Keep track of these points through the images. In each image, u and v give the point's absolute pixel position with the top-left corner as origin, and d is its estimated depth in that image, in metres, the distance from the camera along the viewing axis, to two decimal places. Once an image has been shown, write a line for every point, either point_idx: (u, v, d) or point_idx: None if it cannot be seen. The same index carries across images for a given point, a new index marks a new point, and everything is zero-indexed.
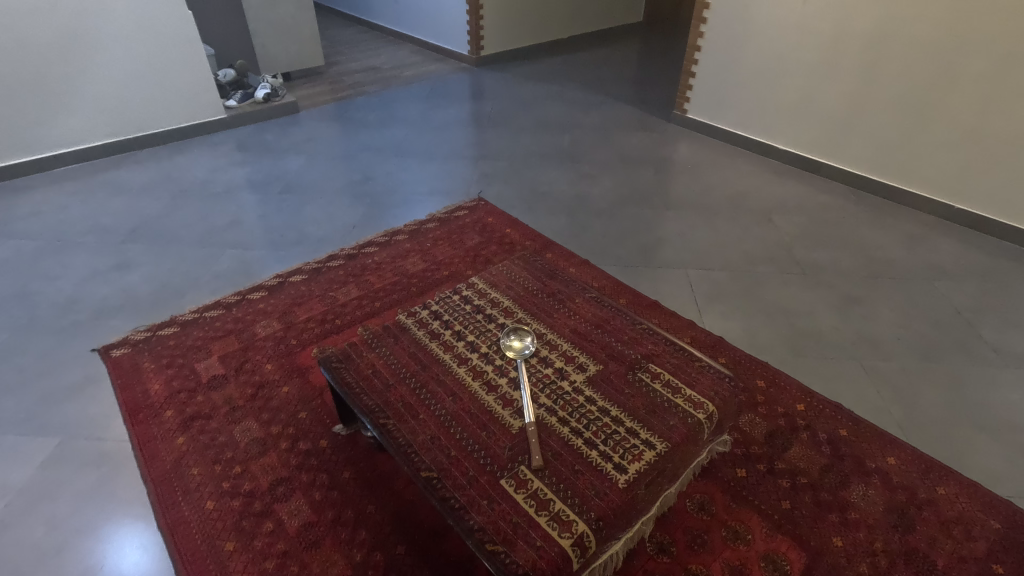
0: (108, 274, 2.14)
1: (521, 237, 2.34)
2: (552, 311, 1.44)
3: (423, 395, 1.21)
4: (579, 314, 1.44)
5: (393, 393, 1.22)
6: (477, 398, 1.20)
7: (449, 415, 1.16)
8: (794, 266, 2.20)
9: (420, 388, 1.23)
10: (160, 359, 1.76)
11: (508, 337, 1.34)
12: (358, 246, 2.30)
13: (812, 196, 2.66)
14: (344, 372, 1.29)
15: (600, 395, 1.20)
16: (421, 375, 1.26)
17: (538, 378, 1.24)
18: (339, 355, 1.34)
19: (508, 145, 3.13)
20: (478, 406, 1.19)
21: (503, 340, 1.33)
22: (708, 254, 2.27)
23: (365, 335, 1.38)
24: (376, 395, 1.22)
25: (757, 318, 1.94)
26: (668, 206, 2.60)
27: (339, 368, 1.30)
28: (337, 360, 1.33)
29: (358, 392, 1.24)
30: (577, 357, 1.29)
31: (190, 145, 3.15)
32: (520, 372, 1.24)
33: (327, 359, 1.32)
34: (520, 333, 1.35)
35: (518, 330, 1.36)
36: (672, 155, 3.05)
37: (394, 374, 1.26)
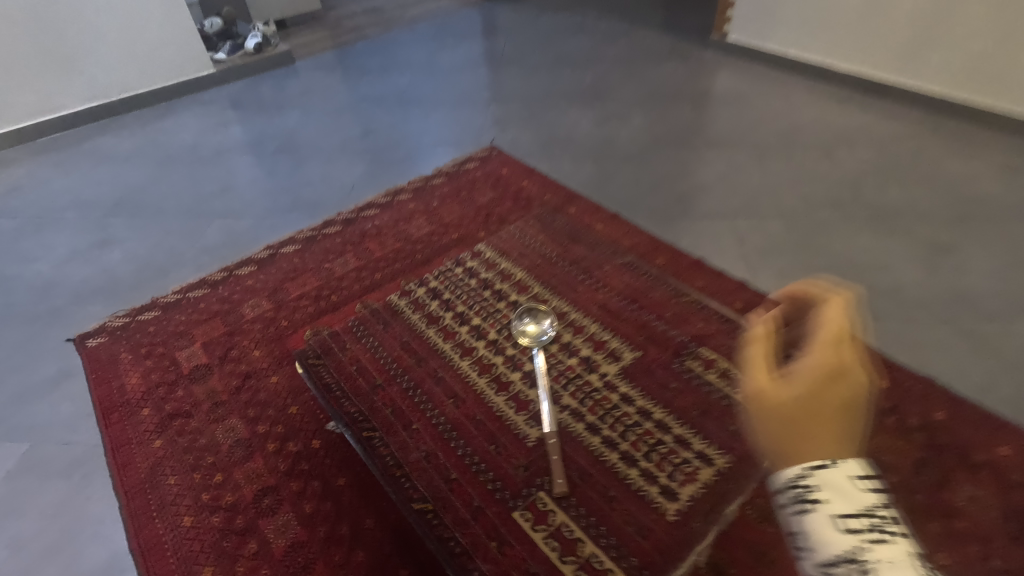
0: (88, 253, 1.95)
1: (539, 190, 2.05)
2: (571, 281, 1.18)
3: (417, 398, 0.98)
4: (604, 285, 1.17)
5: (381, 397, 0.99)
6: (484, 401, 0.97)
7: (449, 425, 0.94)
8: (864, 210, 1.85)
9: (413, 389, 0.99)
10: (139, 348, 1.57)
11: (521, 321, 1.06)
12: (357, 209, 2.05)
13: (881, 125, 2.27)
14: (322, 369, 1.06)
15: (640, 392, 0.96)
16: (415, 371, 1.02)
17: (559, 371, 0.99)
18: (317, 347, 1.10)
19: (523, 86, 2.79)
20: (486, 411, 0.95)
21: (515, 325, 1.06)
22: (759, 200, 1.93)
23: (350, 322, 1.15)
24: (360, 399, 0.99)
25: (823, 276, 1.63)
26: (710, 146, 2.25)
27: (316, 365, 1.07)
28: (314, 355, 1.09)
29: (338, 395, 1.01)
30: (607, 343, 1.04)
31: (178, 105, 2.90)
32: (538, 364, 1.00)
33: (302, 354, 1.09)
34: (534, 316, 1.06)
35: (531, 313, 1.07)
36: (712, 86, 2.66)
37: (382, 370, 1.03)
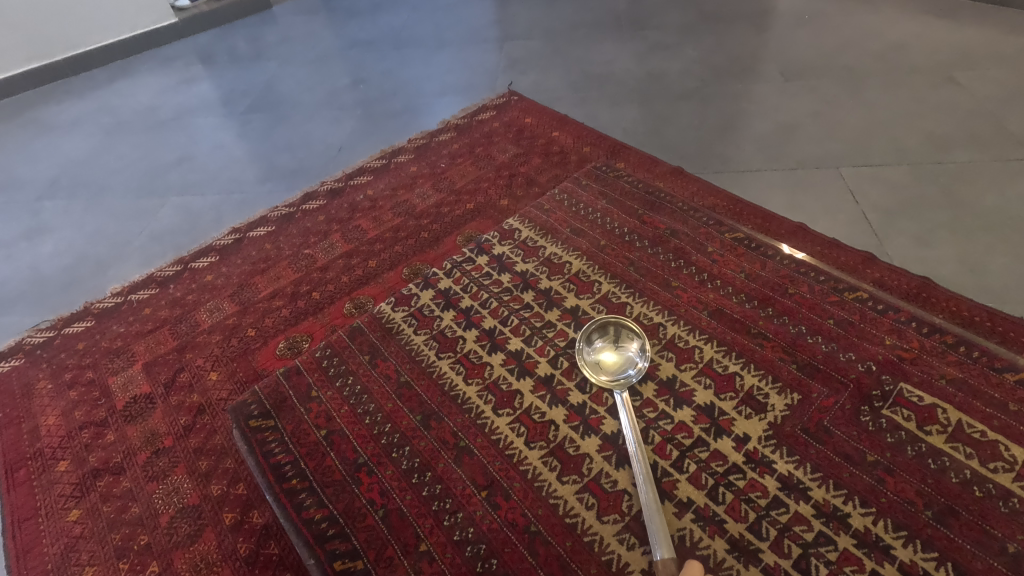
0: (13, 246, 1.56)
1: (574, 142, 1.60)
2: (667, 278, 0.92)
3: (428, 493, 0.71)
4: (725, 284, 0.90)
5: (366, 492, 0.72)
6: (536, 490, 0.70)
7: (481, 542, 0.67)
8: (1016, 149, 1.38)
9: (423, 476, 0.73)
10: (62, 374, 1.19)
11: (591, 344, 0.80)
12: (345, 176, 1.62)
13: (1009, 37, 1.76)
14: (278, 447, 0.79)
15: (809, 469, 0.67)
16: (424, 447, 0.76)
17: (664, 436, 0.72)
18: (267, 403, 0.83)
19: (543, 17, 2.30)
20: (536, 511, 0.69)
21: (582, 350, 0.80)
22: (868, 140, 1.47)
23: (322, 361, 0.87)
24: (338, 500, 0.73)
25: (980, 241, 1.18)
26: (787, 76, 1.77)
27: (267, 432, 0.80)
28: (263, 415, 0.82)
29: (301, 491, 0.74)
30: (739, 386, 0.75)
31: (136, 63, 2.46)
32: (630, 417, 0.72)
33: (246, 416, 0.82)
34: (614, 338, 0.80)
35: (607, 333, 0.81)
36: (777, 5, 2.15)
37: (370, 447, 0.76)
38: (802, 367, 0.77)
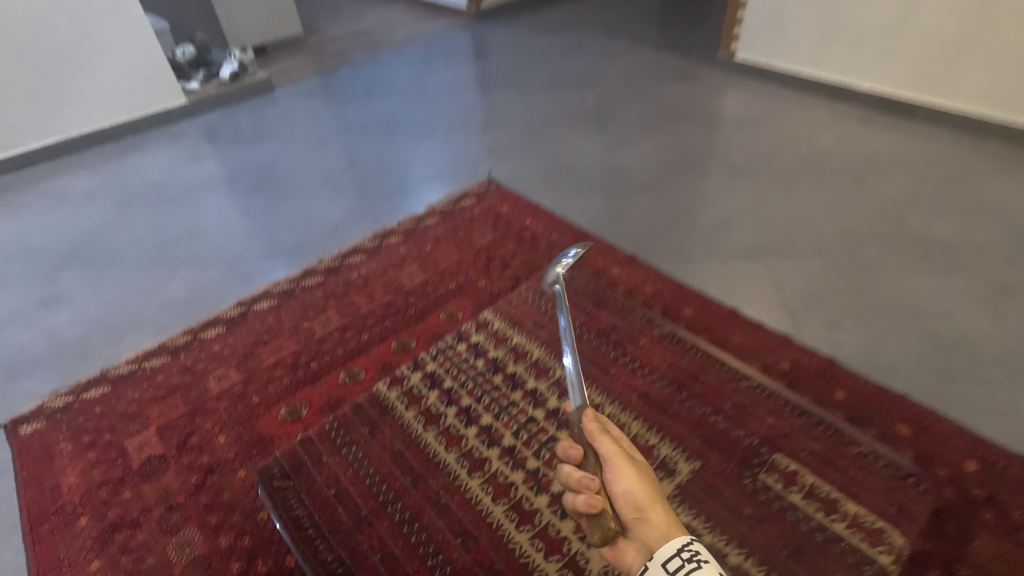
0: (31, 313, 1.71)
1: (545, 229, 1.83)
2: (608, 366, 1.20)
3: (416, 538, 0.87)
4: (652, 372, 1.18)
5: (368, 537, 0.88)
6: (500, 537, 0.87)
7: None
8: (911, 246, 1.64)
9: (411, 525, 0.89)
10: (81, 436, 1.33)
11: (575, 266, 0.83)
12: (341, 255, 1.82)
13: (913, 146, 2.08)
14: (296, 499, 0.94)
15: (704, 520, 0.91)
16: (411, 498, 0.92)
17: None
18: (286, 466, 0.99)
19: (520, 110, 2.59)
20: (502, 553, 0.85)
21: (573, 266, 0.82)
22: (791, 235, 1.73)
23: (328, 427, 1.03)
24: (343, 542, 0.88)
25: (877, 326, 1.42)
26: (728, 172, 2.05)
27: (286, 491, 0.96)
28: (283, 476, 0.97)
29: (315, 537, 0.89)
30: (658, 455, 1.02)
31: (146, 139, 2.67)
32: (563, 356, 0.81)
33: (268, 477, 0.96)
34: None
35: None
36: (723, 107, 2.47)
37: (370, 499, 0.92)
38: (706, 441, 1.03)
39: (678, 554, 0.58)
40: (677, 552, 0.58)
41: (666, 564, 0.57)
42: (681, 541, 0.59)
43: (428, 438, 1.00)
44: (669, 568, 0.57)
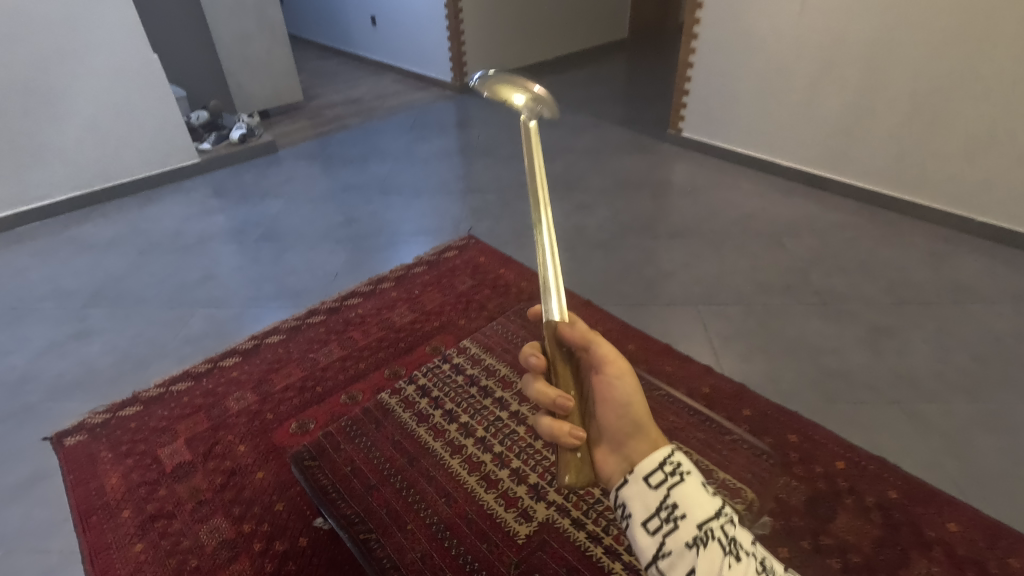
0: (66, 344, 1.95)
1: (516, 278, 2.17)
2: None
3: (412, 498, 1.10)
4: None
5: (378, 499, 1.08)
6: (475, 498, 1.12)
7: (444, 525, 1.06)
8: (813, 295, 2.02)
9: (407, 489, 1.12)
10: (119, 446, 1.56)
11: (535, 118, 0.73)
12: (340, 297, 2.12)
13: (821, 214, 2.51)
14: (319, 473, 1.14)
15: None
16: (409, 471, 1.15)
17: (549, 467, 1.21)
18: (311, 450, 1.20)
19: (496, 175, 2.99)
20: (477, 508, 1.10)
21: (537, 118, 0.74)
22: (718, 286, 2.09)
23: (342, 423, 1.26)
24: (357, 501, 1.08)
25: (781, 359, 1.76)
26: (671, 233, 2.43)
27: (314, 468, 1.16)
28: (311, 457, 1.18)
29: (337, 500, 1.08)
30: None
31: (162, 192, 2.98)
32: (546, 258, 0.62)
33: (300, 457, 1.17)
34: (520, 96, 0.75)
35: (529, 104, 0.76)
36: (670, 177, 2.90)
37: (377, 471, 1.14)
38: None
39: (661, 470, 0.64)
40: (660, 467, 0.64)
41: (651, 480, 0.63)
42: (663, 454, 0.65)
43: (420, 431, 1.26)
44: (653, 482, 0.63)
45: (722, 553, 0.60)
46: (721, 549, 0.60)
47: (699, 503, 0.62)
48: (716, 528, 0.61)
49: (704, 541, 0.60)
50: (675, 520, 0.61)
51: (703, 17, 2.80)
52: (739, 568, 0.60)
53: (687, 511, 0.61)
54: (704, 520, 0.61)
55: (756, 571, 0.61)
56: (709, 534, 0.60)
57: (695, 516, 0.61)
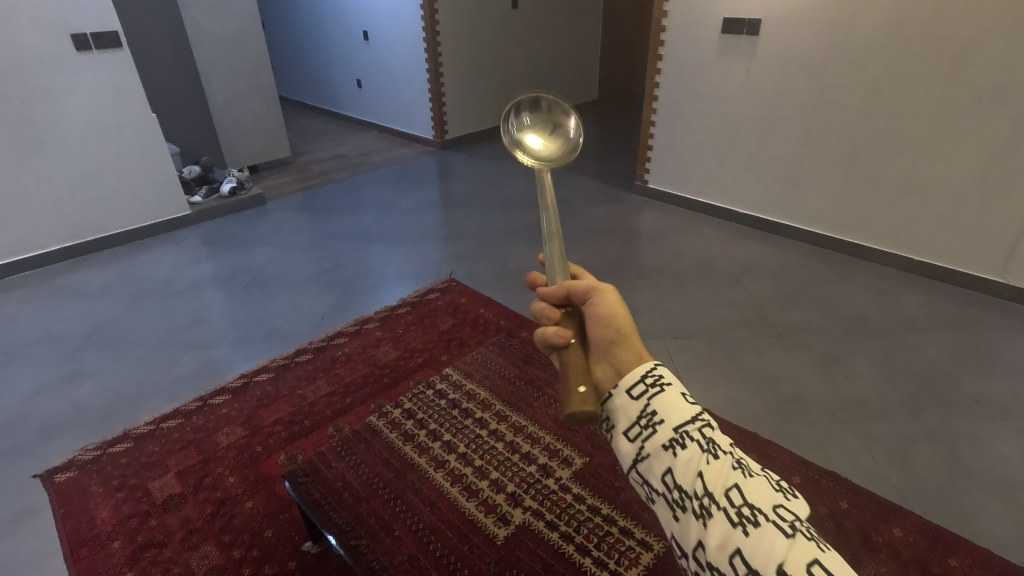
0: (57, 387, 2.00)
1: (494, 317, 2.30)
2: (532, 402, 1.63)
3: (399, 507, 1.27)
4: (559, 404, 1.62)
5: (369, 510, 1.24)
6: (457, 506, 1.29)
7: (428, 529, 1.22)
8: (770, 329, 2.18)
9: (395, 499, 1.29)
10: (110, 481, 1.61)
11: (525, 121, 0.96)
12: (327, 337, 2.21)
13: (777, 256, 2.72)
14: (311, 489, 1.20)
15: (589, 490, 1.35)
16: (396, 485, 1.33)
17: (524, 477, 1.38)
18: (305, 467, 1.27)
19: (476, 224, 3.17)
20: (459, 516, 1.27)
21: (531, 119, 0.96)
22: (683, 322, 2.25)
23: (333, 442, 1.39)
24: (348, 510, 1.22)
25: (741, 386, 1.90)
26: (640, 275, 2.60)
27: (305, 483, 1.22)
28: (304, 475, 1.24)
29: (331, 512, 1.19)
30: (562, 452, 1.45)
31: (152, 243, 3.08)
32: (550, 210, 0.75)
33: (293, 474, 1.22)
34: (550, 127, 0.95)
35: (538, 108, 0.96)
36: (638, 224, 3.10)
37: (366, 485, 1.30)
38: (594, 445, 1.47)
39: (641, 381, 0.56)
40: (641, 379, 0.56)
41: (630, 391, 0.56)
42: (645, 367, 0.57)
43: (407, 450, 1.45)
44: (634, 394, 0.56)
45: (701, 452, 0.51)
46: (701, 448, 0.51)
47: (677, 406, 0.53)
48: (693, 430, 0.52)
49: (680, 444, 0.52)
50: (653, 425, 0.53)
51: (662, 80, 3.09)
52: (721, 467, 0.50)
53: (664, 415, 0.53)
54: (682, 423, 0.52)
55: (739, 472, 0.51)
56: (686, 435, 0.52)
57: (672, 420, 0.53)
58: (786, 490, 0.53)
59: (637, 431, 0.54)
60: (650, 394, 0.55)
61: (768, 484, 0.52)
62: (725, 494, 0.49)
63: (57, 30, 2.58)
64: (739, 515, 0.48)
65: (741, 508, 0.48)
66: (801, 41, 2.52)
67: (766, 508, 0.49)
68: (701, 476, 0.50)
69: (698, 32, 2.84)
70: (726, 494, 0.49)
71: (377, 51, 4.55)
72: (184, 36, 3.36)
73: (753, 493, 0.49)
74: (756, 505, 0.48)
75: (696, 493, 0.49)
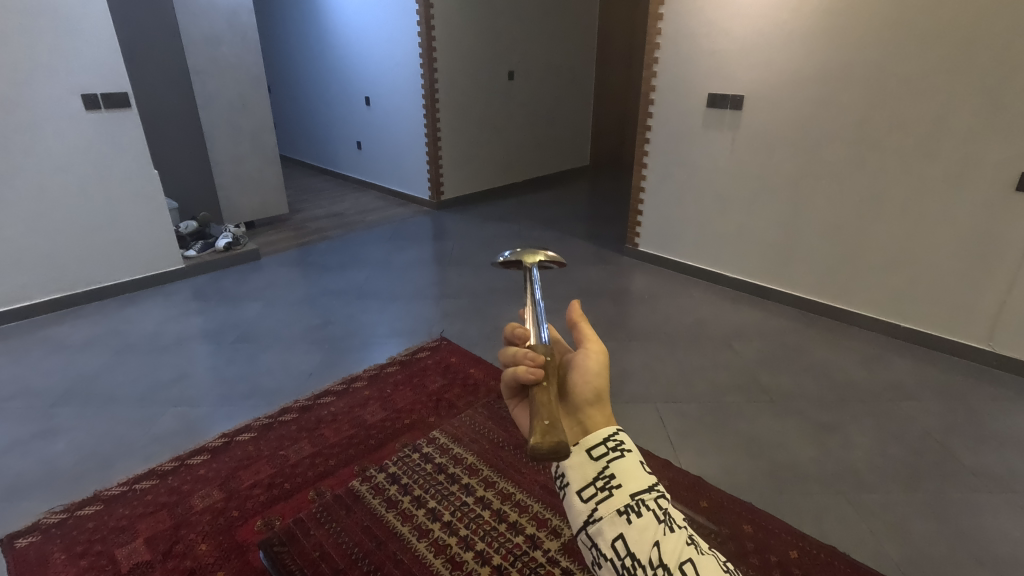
0: (29, 444, 1.93)
1: (484, 377, 2.27)
2: (521, 468, 1.59)
3: None
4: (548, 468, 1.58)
5: None
6: None
7: None
8: (761, 394, 2.17)
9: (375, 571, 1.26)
10: (74, 547, 1.52)
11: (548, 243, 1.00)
12: (313, 396, 2.16)
13: (766, 320, 2.74)
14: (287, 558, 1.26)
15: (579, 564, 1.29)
16: (376, 555, 1.30)
17: (510, 549, 1.33)
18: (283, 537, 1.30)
19: (468, 283, 3.19)
20: None
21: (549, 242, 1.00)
22: (675, 385, 2.23)
23: (314, 509, 1.40)
24: None
25: (734, 453, 1.86)
26: (630, 336, 2.61)
27: (282, 553, 1.30)
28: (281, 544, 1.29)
29: None
30: (550, 521, 1.40)
31: (142, 296, 3.07)
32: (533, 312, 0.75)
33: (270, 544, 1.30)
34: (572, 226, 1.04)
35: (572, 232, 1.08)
36: (629, 286, 3.14)
37: (345, 556, 1.29)
38: None
39: (602, 444, 0.57)
40: (603, 441, 0.57)
41: (591, 451, 0.57)
42: (608, 431, 0.58)
43: (390, 517, 1.41)
44: (594, 454, 0.56)
45: (656, 522, 0.53)
46: (656, 518, 0.54)
47: (635, 474, 0.55)
48: (650, 499, 0.54)
49: (636, 511, 0.53)
50: (610, 489, 0.54)
51: (650, 149, 3.21)
52: (676, 541, 0.53)
53: (621, 480, 0.54)
54: (639, 491, 0.54)
55: (693, 547, 0.55)
56: (643, 503, 0.53)
57: (629, 486, 0.54)
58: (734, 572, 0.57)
59: (595, 494, 0.54)
60: (609, 457, 0.56)
61: (717, 562, 0.56)
62: (678, 567, 0.52)
63: (68, 91, 2.67)
64: None
65: None
66: (782, 114, 2.66)
67: None
68: (655, 547, 0.52)
69: (685, 105, 2.98)
70: (680, 568, 0.52)
71: (377, 116, 4.73)
72: (192, 98, 3.49)
73: (705, 569, 0.53)
74: None
75: (650, 562, 0.52)
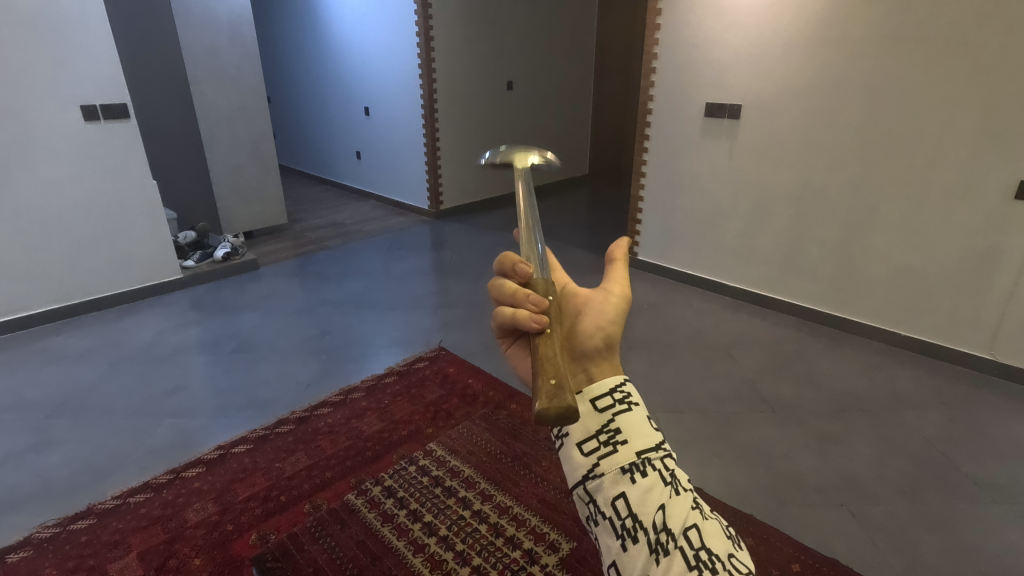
0: (22, 457, 1.91)
1: (482, 388, 2.26)
2: (519, 480, 1.57)
3: None
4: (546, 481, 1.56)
5: None
6: None
7: None
8: (762, 404, 2.15)
9: None
10: (66, 562, 1.50)
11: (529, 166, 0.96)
12: (310, 408, 2.15)
13: (766, 329, 2.73)
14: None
15: None
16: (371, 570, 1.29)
17: (507, 565, 1.31)
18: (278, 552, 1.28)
19: (467, 293, 3.18)
20: None
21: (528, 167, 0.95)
22: (675, 395, 2.21)
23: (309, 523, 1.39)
24: None
25: (735, 463, 1.84)
26: (630, 346, 2.59)
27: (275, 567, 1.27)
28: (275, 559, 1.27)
29: None
30: (548, 536, 1.39)
31: (141, 306, 3.06)
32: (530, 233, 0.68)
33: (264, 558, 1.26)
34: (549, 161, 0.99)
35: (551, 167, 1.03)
36: None
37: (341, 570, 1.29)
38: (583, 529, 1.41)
39: (609, 395, 0.57)
40: (610, 393, 0.56)
41: (596, 402, 0.56)
42: (614, 382, 0.58)
43: (386, 531, 1.40)
44: (599, 405, 0.56)
45: (661, 483, 0.53)
46: (662, 479, 0.53)
47: (642, 432, 0.55)
48: (656, 460, 0.53)
49: (641, 471, 0.53)
50: (614, 444, 0.54)
51: (649, 159, 3.21)
52: (682, 506, 0.53)
53: (626, 436, 0.54)
54: (645, 450, 0.53)
55: (698, 512, 0.55)
56: (648, 462, 0.53)
57: (634, 444, 0.54)
58: (734, 540, 0.58)
59: (600, 448, 0.53)
60: (616, 407, 0.56)
61: (721, 531, 0.57)
62: (683, 534, 0.52)
63: (67, 102, 2.68)
64: (696, 558, 0.51)
65: (699, 551, 0.52)
66: (779, 125, 2.66)
67: (722, 556, 0.53)
68: (661, 510, 0.52)
69: (683, 114, 2.98)
70: (684, 535, 0.52)
71: (377, 126, 4.74)
72: (192, 109, 3.50)
73: (708, 536, 0.54)
74: (712, 549, 0.52)
75: (654, 526, 0.51)
